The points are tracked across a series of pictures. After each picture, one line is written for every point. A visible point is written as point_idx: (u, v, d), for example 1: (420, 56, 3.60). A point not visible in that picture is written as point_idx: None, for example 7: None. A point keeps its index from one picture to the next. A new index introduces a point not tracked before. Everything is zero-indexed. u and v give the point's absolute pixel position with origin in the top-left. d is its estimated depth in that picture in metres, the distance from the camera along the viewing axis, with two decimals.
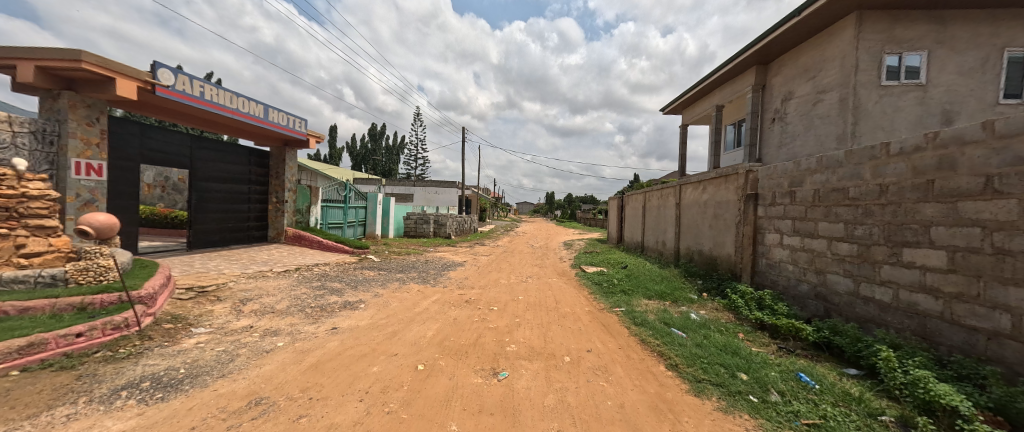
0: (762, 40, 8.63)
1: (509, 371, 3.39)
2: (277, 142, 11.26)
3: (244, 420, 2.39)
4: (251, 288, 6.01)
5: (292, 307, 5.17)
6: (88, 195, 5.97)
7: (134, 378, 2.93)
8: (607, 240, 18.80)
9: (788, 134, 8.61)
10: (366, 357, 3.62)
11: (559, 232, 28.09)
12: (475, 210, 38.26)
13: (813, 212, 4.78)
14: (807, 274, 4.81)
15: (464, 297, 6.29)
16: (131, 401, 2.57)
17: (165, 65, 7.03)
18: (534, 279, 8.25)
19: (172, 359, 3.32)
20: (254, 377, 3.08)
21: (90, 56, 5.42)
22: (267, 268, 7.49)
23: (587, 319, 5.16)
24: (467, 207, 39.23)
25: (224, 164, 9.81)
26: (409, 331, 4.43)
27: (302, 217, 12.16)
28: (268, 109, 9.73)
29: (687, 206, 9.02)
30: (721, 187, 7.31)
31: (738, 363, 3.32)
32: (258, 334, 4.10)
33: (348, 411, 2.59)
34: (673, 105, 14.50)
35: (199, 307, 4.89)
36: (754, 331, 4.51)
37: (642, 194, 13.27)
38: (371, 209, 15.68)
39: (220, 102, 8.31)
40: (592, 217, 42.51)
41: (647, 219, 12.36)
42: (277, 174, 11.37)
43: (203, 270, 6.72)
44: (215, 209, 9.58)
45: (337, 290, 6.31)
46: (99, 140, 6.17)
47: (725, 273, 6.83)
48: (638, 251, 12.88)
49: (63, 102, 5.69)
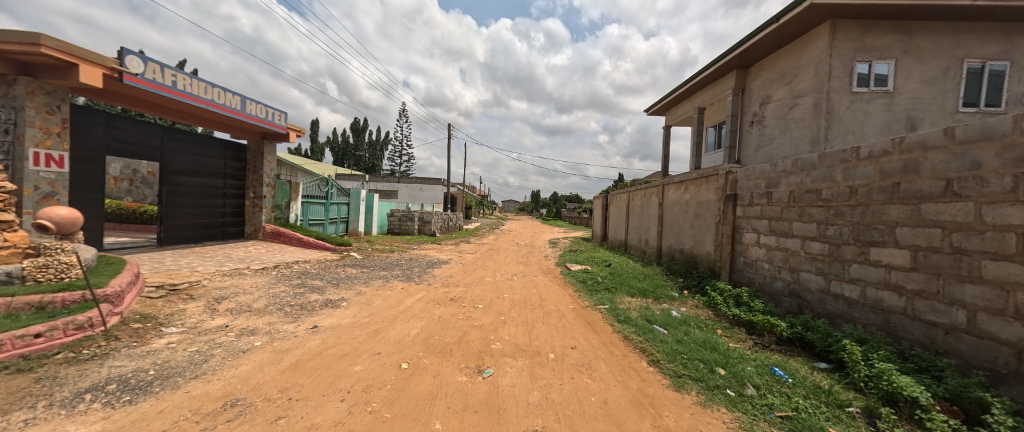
0: (742, 45, 8.89)
1: (493, 369, 3.40)
2: (254, 135, 10.85)
3: (219, 422, 2.32)
4: (227, 287, 5.79)
5: (270, 306, 5.01)
6: (48, 188, 5.65)
7: (99, 380, 2.78)
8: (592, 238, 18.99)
9: (765, 137, 8.91)
10: (346, 357, 3.54)
11: (545, 230, 28.15)
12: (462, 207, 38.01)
13: (788, 213, 4.95)
14: (782, 272, 4.99)
15: (449, 295, 6.26)
16: (96, 405, 2.45)
17: (132, 52, 6.66)
18: (520, 277, 8.26)
19: (141, 360, 3.17)
20: (230, 378, 2.98)
21: (50, 40, 5.08)
22: (243, 265, 7.22)
23: (572, 316, 5.20)
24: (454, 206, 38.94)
25: (198, 157, 9.40)
26: (392, 330, 4.37)
27: (281, 213, 11.74)
28: (246, 100, 9.36)
29: (669, 205, 9.23)
30: (701, 187, 7.50)
31: (715, 358, 3.41)
32: (235, 334, 3.96)
33: (329, 412, 2.54)
34: (657, 106, 14.75)
35: (170, 306, 4.68)
36: (731, 327, 4.65)
37: (626, 194, 13.45)
38: (354, 206, 15.40)
39: (194, 93, 7.94)
40: (577, 216, 42.96)
41: (631, 218, 12.57)
42: (255, 168, 10.95)
43: (174, 268, 6.39)
44: (187, 204, 9.18)
45: (318, 288, 6.15)
46: (60, 129, 5.81)
47: (704, 271, 7.02)
48: (623, 250, 13.04)
49: (19, 89, 5.33)
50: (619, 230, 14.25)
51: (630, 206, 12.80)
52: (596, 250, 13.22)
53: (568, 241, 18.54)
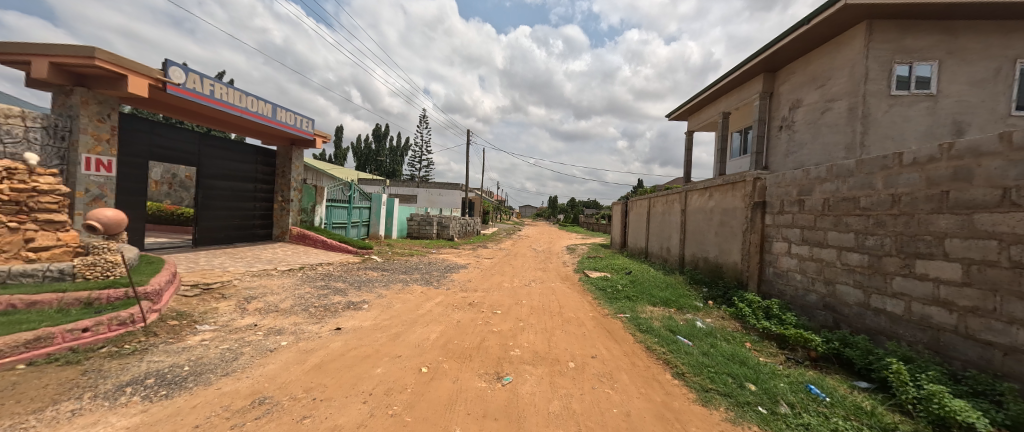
0: (769, 48, 8.63)
1: (513, 376, 3.37)
2: (283, 141, 11.30)
3: (248, 420, 2.39)
4: (255, 287, 6.02)
5: (295, 306, 5.15)
6: (98, 190, 6.09)
7: (138, 374, 2.92)
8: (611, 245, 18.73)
9: (795, 143, 8.60)
10: (368, 359, 3.59)
11: (562, 236, 27.98)
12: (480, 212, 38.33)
13: (823, 222, 4.73)
14: (816, 284, 4.76)
15: (467, 299, 6.27)
16: (135, 398, 2.57)
17: (175, 64, 7.08)
18: (538, 283, 8.18)
19: (176, 356, 3.31)
20: (257, 376, 3.07)
21: (103, 53, 5.46)
22: (271, 266, 7.49)
23: (591, 325, 5.11)
24: (472, 210, 39.24)
25: (231, 162, 9.85)
26: (412, 333, 4.40)
27: (306, 216, 12.15)
28: (277, 108, 9.77)
29: (692, 213, 9.00)
30: (727, 194, 7.27)
31: (745, 373, 3.27)
32: (262, 333, 4.09)
33: (352, 413, 2.57)
34: (679, 111, 14.49)
35: (203, 304, 4.89)
36: (761, 341, 4.45)
37: (646, 200, 13.21)
38: (375, 210, 15.78)
39: (229, 101, 8.35)
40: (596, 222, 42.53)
41: (651, 226, 12.32)
42: (283, 173, 11.39)
43: (207, 268, 6.69)
44: (221, 207, 9.62)
45: (340, 290, 6.29)
46: (110, 136, 6.24)
47: (730, 281, 6.77)
48: (643, 257, 12.78)
49: (75, 99, 5.76)
50: (639, 237, 13.99)
51: (651, 213, 12.57)
52: (615, 257, 13.02)
53: (585, 247, 18.37)
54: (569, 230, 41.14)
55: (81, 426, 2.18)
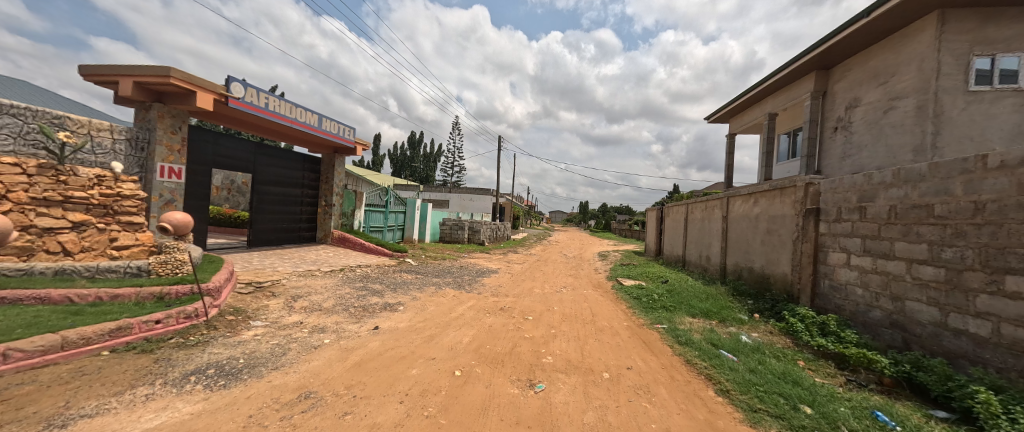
0: (822, 44, 8.05)
1: (545, 383, 3.33)
2: (327, 149, 12.02)
3: (296, 412, 2.52)
4: (301, 286, 6.40)
5: (337, 306, 5.42)
6: (170, 195, 6.75)
7: (201, 364, 3.19)
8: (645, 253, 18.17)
9: (852, 145, 7.97)
10: (404, 360, 3.69)
11: (594, 243, 27.55)
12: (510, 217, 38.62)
13: (889, 231, 4.32)
14: (881, 300, 4.35)
15: (499, 304, 6.30)
16: (198, 386, 2.80)
17: (236, 80, 7.77)
18: (569, 290, 8.07)
19: (233, 349, 3.58)
20: (303, 371, 3.25)
21: (177, 72, 6.10)
22: (316, 267, 7.95)
23: (626, 334, 4.96)
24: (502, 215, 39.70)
25: (282, 169, 10.61)
26: (445, 336, 4.48)
27: (347, 220, 12.80)
28: (322, 118, 10.42)
29: (735, 220, 8.54)
30: (774, 200, 6.84)
31: (799, 394, 3.02)
32: (308, 330, 4.33)
33: (389, 412, 2.64)
34: (720, 113, 13.85)
35: (256, 301, 5.27)
36: (817, 359, 4.10)
37: (684, 206, 12.70)
38: (409, 214, 16.34)
39: (281, 112, 9.02)
40: (628, 228, 41.48)
41: (689, 233, 11.82)
42: (327, 179, 12.10)
43: (260, 267, 7.23)
44: (273, 211, 10.37)
45: (377, 292, 6.54)
46: (181, 147, 6.93)
47: (779, 294, 6.33)
48: (680, 266, 12.27)
49: (153, 113, 6.48)
50: (675, 244, 13.46)
51: (688, 219, 12.07)
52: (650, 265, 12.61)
53: (617, 254, 17.95)
54: (601, 236, 40.64)
55: (154, 410, 2.40)
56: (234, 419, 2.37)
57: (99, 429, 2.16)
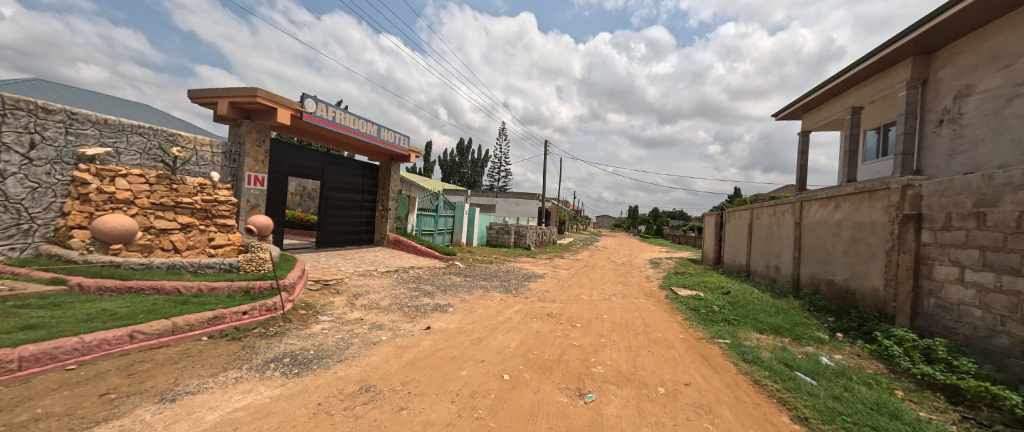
0: (918, 28, 6.95)
1: (596, 394, 3.24)
2: (385, 157, 12.88)
3: (357, 404, 2.71)
4: (361, 285, 6.90)
5: (392, 305, 5.75)
6: (254, 201, 7.68)
7: (278, 353, 3.56)
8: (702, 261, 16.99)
9: (964, 140, 6.81)
10: (454, 360, 3.80)
11: (646, 249, 26.45)
12: (557, 221, 38.44)
13: (1019, 242, 3.61)
14: (1007, 324, 3.64)
15: (546, 310, 6.26)
16: (276, 373, 3.12)
17: (310, 96, 8.66)
18: (619, 298, 7.80)
19: (304, 341, 3.95)
20: (364, 365, 3.48)
21: (263, 92, 6.94)
22: (374, 268, 8.54)
23: (683, 348, 4.68)
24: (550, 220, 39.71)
25: (345, 176, 11.56)
26: (494, 340, 4.55)
27: (401, 224, 13.62)
28: (381, 128, 11.21)
29: (810, 226, 7.70)
30: (861, 205, 6.05)
31: (897, 429, 2.62)
32: (367, 327, 4.65)
33: (441, 411, 2.73)
34: (791, 109, 12.55)
35: (323, 298, 5.77)
36: (921, 390, 3.52)
37: (748, 210, 11.71)
38: (458, 218, 16.93)
39: (346, 124, 9.86)
40: (682, 235, 39.13)
41: (754, 241, 10.85)
42: (384, 185, 12.97)
43: (327, 266, 7.94)
44: (337, 214, 11.32)
45: (429, 293, 6.83)
46: (265, 158, 7.90)
47: (869, 312, 5.56)
48: (743, 276, 11.32)
49: (244, 129, 7.45)
50: (737, 253, 12.43)
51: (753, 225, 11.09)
52: (708, 275, 11.80)
53: (670, 262, 17.04)
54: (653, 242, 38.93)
55: (241, 391, 2.73)
56: (305, 405, 2.62)
57: (201, 405, 2.50)
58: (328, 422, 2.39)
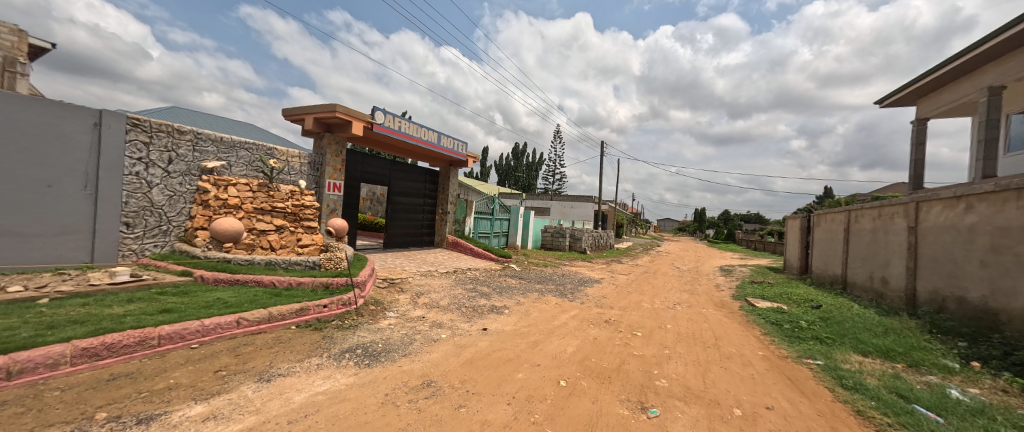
0: None
1: (660, 410, 3.03)
2: (444, 163, 13.56)
3: (420, 397, 2.85)
4: (423, 284, 7.31)
5: (451, 305, 6.01)
6: (332, 205, 8.62)
7: (352, 344, 3.90)
8: (786, 270, 15.15)
9: None
10: (511, 363, 3.84)
11: (716, 256, 24.38)
12: (614, 225, 37.18)
13: None
14: None
15: (603, 316, 6.08)
16: (350, 362, 3.42)
17: (379, 109, 9.46)
18: (684, 307, 7.30)
19: (374, 335, 4.29)
20: (426, 361, 3.67)
21: (341, 107, 7.74)
22: (434, 268, 9.03)
23: (764, 366, 4.22)
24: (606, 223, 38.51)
25: (410, 182, 12.35)
26: (550, 344, 4.52)
27: (459, 226, 14.29)
28: (441, 135, 11.85)
29: (930, 232, 6.49)
30: (1005, 206, 4.95)
31: None
32: (428, 324, 4.91)
33: (499, 412, 2.77)
34: (900, 93, 10.68)
35: (389, 295, 6.22)
36: None
37: (844, 213, 10.21)
38: (513, 221, 17.23)
39: (410, 133, 10.58)
40: (758, 240, 35.32)
41: (853, 247, 9.43)
42: (443, 190, 13.65)
43: (395, 266, 8.57)
44: (402, 218, 12.17)
45: (485, 294, 7.01)
46: (341, 166, 8.84)
47: (1020, 338, 4.51)
48: (837, 288, 9.93)
49: (325, 142, 8.40)
50: (830, 261, 10.90)
51: (851, 230, 9.63)
52: (791, 285, 10.55)
53: (745, 269, 15.52)
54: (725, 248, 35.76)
55: (321, 377, 3.03)
56: (375, 395, 2.83)
57: (291, 386, 2.83)
58: (394, 413, 2.55)
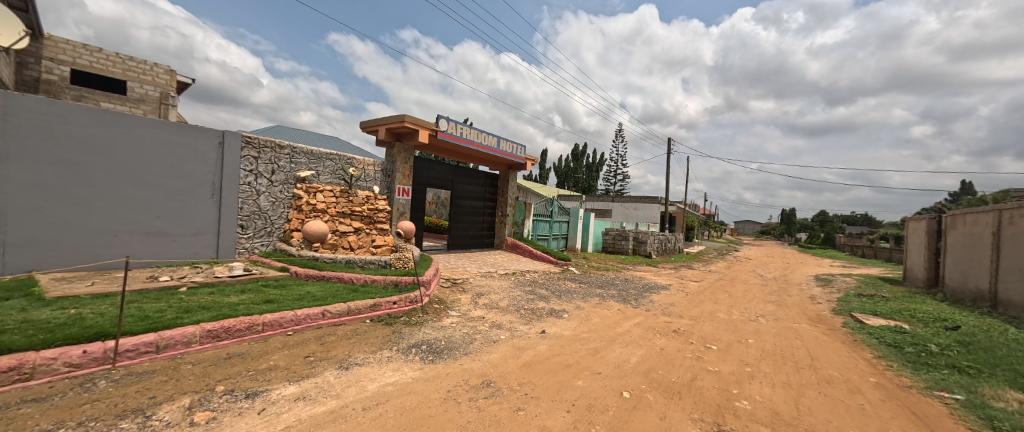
0: None
1: None
2: (502, 166, 13.84)
3: (480, 397, 2.91)
4: (483, 285, 7.51)
5: (510, 306, 6.08)
6: (401, 209, 9.35)
7: (418, 340, 4.14)
8: (908, 282, 12.63)
9: None
10: (570, 368, 3.75)
11: (810, 263, 21.29)
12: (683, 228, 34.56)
13: None
14: None
15: (671, 326, 5.67)
16: (416, 357, 3.63)
17: (443, 117, 10.03)
18: (768, 320, 6.50)
19: (438, 332, 4.50)
20: (485, 361, 3.74)
21: (409, 117, 8.39)
22: (494, 269, 9.25)
23: (878, 396, 3.56)
24: (673, 226, 35.94)
25: (471, 185, 12.85)
26: (612, 352, 4.34)
27: (518, 229, 14.50)
28: (500, 140, 12.13)
29: None
30: None
31: None
32: (488, 325, 5.02)
33: (558, 419, 2.69)
34: None
35: (451, 295, 6.50)
36: None
37: (995, 213, 8.23)
38: (572, 224, 16.97)
39: (471, 138, 11.01)
40: (863, 247, 29.98)
41: (1008, 255, 7.57)
42: (503, 193, 13.94)
43: (457, 266, 8.98)
44: (465, 220, 12.71)
45: (544, 297, 6.97)
46: (409, 172, 9.55)
47: None
48: (985, 305, 8.05)
49: (395, 150, 9.15)
50: (973, 272, 8.87)
51: (1005, 234, 7.73)
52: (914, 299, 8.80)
53: (848, 280, 13.36)
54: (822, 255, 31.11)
55: (389, 369, 3.26)
56: (438, 390, 2.95)
57: (365, 375, 3.09)
58: (455, 409, 2.62)
